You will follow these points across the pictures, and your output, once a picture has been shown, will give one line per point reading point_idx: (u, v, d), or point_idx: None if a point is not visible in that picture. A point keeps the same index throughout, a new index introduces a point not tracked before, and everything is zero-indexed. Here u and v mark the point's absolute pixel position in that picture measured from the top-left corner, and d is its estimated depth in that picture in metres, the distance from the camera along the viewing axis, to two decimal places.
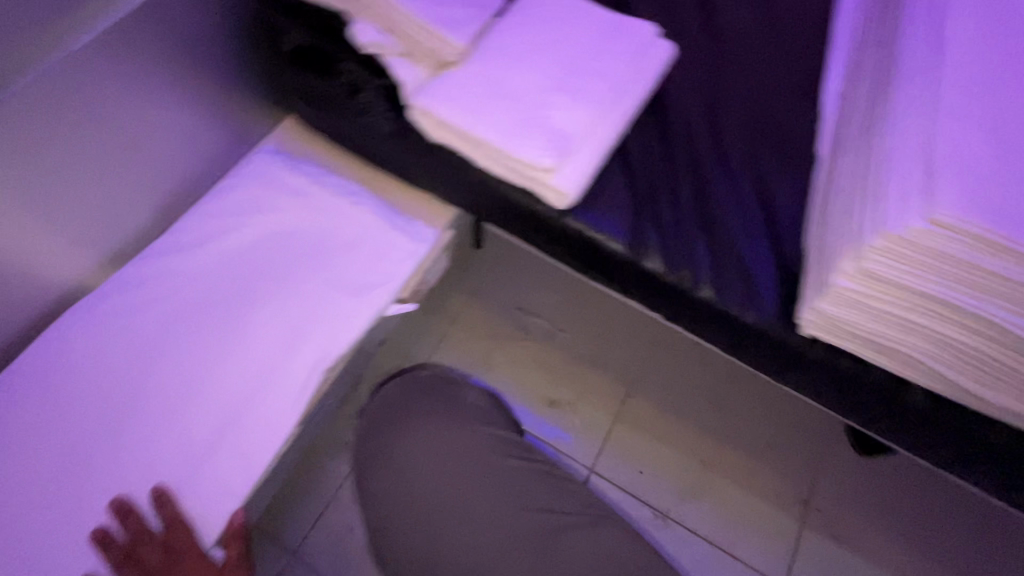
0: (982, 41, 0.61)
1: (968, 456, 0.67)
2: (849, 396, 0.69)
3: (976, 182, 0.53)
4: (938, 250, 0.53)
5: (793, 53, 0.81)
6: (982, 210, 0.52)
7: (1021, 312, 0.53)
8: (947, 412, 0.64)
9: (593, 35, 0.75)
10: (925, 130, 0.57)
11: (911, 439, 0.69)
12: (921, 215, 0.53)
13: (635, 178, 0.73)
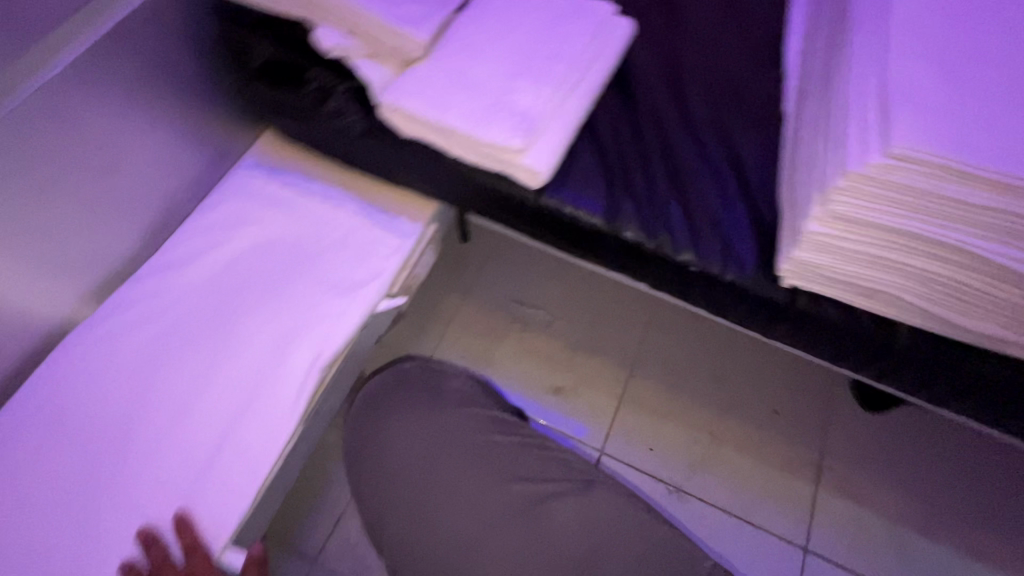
0: None
1: (973, 397, 0.65)
2: (840, 350, 0.68)
3: (932, 115, 0.54)
4: (901, 183, 0.54)
5: (753, 20, 0.83)
6: (939, 140, 0.52)
7: (990, 237, 0.53)
8: (942, 353, 0.62)
9: (549, 20, 0.77)
10: (879, 73, 0.58)
11: (911, 386, 0.67)
12: (878, 151, 0.53)
13: (605, 150, 0.74)
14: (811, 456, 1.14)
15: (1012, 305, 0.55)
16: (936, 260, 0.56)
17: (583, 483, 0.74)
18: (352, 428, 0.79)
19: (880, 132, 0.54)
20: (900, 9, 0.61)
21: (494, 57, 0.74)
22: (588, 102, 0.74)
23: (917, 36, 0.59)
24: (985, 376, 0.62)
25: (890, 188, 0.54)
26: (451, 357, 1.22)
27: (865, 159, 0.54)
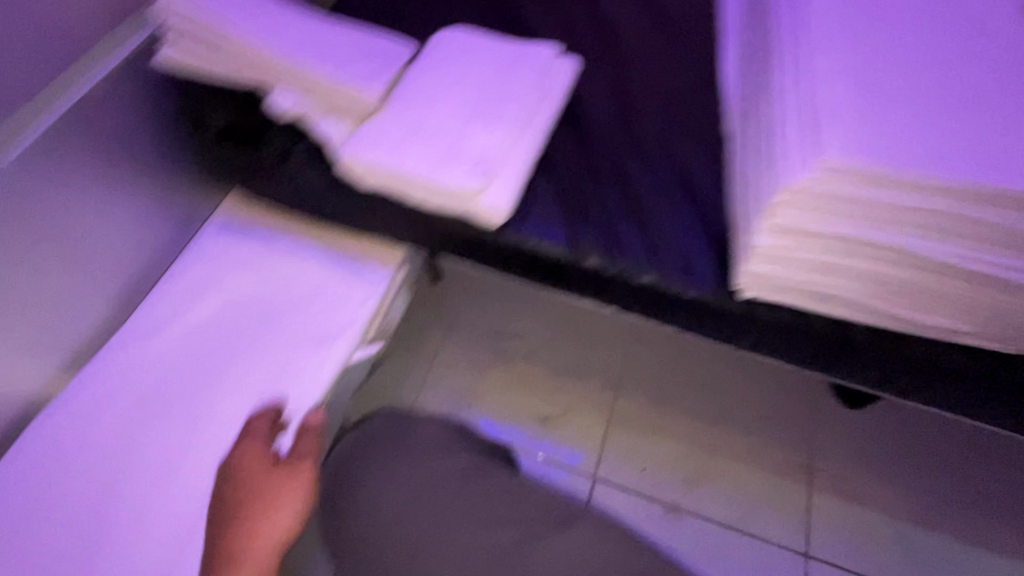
0: (841, 9, 0.68)
1: (932, 386, 0.67)
2: (803, 355, 0.70)
3: (854, 128, 0.58)
4: (834, 193, 0.57)
5: (689, 51, 0.89)
6: (863, 151, 0.56)
7: (916, 236, 0.57)
8: (897, 347, 0.65)
9: (496, 67, 0.81)
10: (804, 93, 0.62)
11: (875, 382, 0.69)
12: (811, 165, 0.57)
13: (562, 184, 0.76)
14: (801, 459, 1.16)
15: (950, 296, 0.59)
16: (880, 261, 0.59)
17: (560, 522, 0.74)
18: (325, 493, 0.79)
19: (811, 147, 0.58)
20: (817, 33, 0.66)
21: (448, 105, 0.77)
22: (541, 139, 0.77)
23: (838, 55, 0.63)
24: (943, 365, 0.64)
25: (825, 198, 0.58)
26: (438, 394, 1.22)
27: (800, 173, 0.57)
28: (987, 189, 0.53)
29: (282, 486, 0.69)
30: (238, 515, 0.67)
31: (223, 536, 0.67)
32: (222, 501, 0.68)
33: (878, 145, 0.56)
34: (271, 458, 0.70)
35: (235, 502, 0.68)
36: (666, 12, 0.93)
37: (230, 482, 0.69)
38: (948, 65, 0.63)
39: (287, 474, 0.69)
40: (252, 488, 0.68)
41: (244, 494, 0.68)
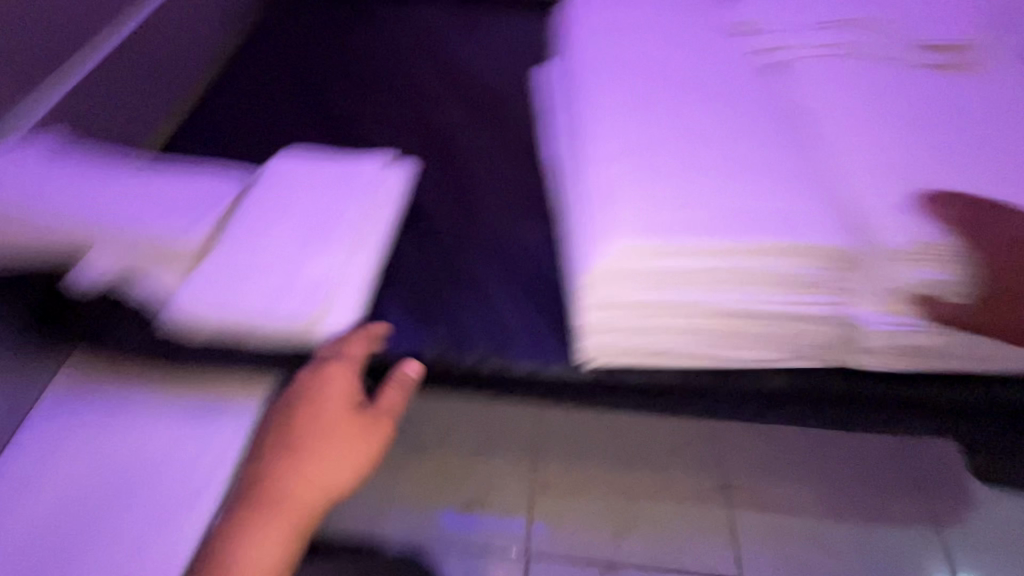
0: (621, 100, 0.78)
1: (780, 408, 0.72)
2: (663, 405, 0.73)
3: (642, 207, 0.66)
4: (638, 265, 0.64)
5: (516, 146, 0.99)
6: (652, 228, 0.64)
7: (719, 289, 0.64)
8: (735, 383, 0.69)
9: (328, 188, 0.84)
10: (599, 179, 0.70)
11: (734, 415, 0.74)
12: (612, 244, 0.64)
13: (410, 288, 0.78)
14: (717, 480, 1.21)
15: (762, 331, 0.65)
16: (695, 314, 0.65)
17: None
18: None
19: (611, 228, 0.65)
20: (604, 124, 0.76)
21: (283, 236, 0.78)
22: (382, 253, 0.78)
23: (621, 143, 0.73)
24: (779, 390, 0.70)
25: (633, 270, 0.64)
26: (354, 507, 1.16)
27: (605, 252, 0.64)
28: (751, 245, 0.63)
29: (377, 434, 0.64)
30: (330, 445, 0.62)
31: (321, 459, 0.61)
32: (325, 415, 0.63)
33: (662, 221, 0.65)
34: (357, 407, 0.65)
35: (317, 440, 0.62)
36: (491, 113, 1.04)
37: (326, 417, 0.63)
38: (711, 138, 0.73)
39: (374, 424, 0.65)
40: (343, 428, 0.63)
41: (315, 421, 0.63)
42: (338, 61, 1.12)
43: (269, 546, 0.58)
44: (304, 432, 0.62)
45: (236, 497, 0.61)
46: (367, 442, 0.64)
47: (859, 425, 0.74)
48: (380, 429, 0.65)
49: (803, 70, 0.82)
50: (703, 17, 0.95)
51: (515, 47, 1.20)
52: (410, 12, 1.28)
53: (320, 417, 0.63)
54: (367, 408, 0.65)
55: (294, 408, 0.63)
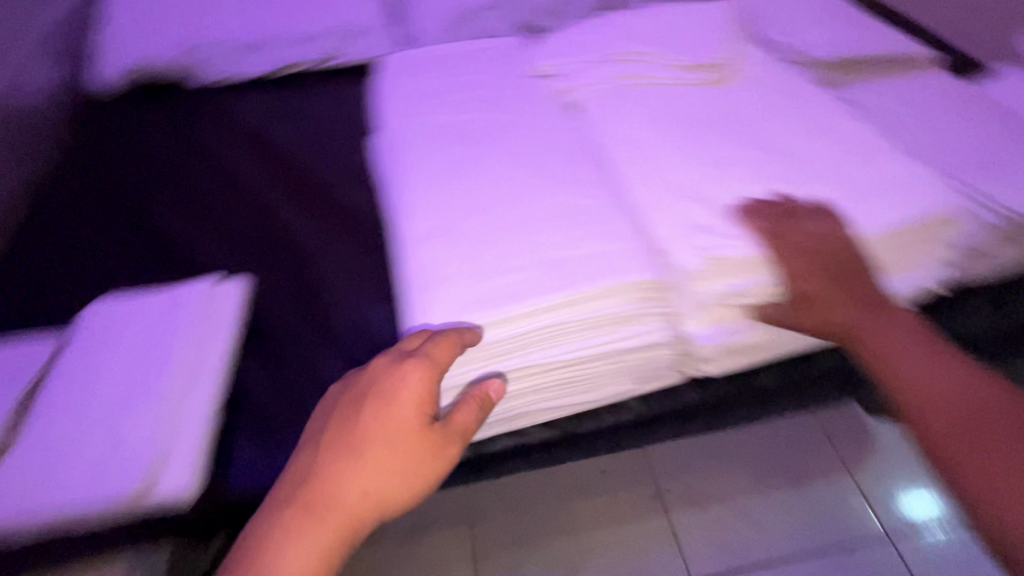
0: (427, 174, 0.79)
1: (645, 429, 0.77)
2: (537, 456, 0.76)
3: (451, 287, 0.66)
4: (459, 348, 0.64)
5: (356, 228, 0.98)
6: (461, 308, 0.64)
7: (542, 347, 0.66)
8: (594, 421, 0.74)
9: (148, 329, 0.77)
10: (412, 264, 0.71)
11: (607, 445, 0.78)
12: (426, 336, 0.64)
13: (258, 413, 0.75)
14: (650, 490, 1.24)
15: (600, 371, 0.68)
16: (528, 375, 0.67)
17: None
18: None
19: (425, 319, 0.65)
20: (411, 206, 0.76)
21: (100, 396, 0.70)
22: (218, 384, 0.73)
23: (430, 221, 0.73)
24: (636, 416, 0.74)
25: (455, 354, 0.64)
26: None
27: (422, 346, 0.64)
28: (562, 299, 0.64)
29: (422, 464, 0.57)
30: (376, 460, 0.55)
31: (367, 475, 0.55)
32: (389, 425, 0.57)
33: (473, 296, 0.65)
34: (428, 421, 0.58)
35: (383, 448, 0.56)
36: (326, 201, 1.03)
37: (404, 419, 0.57)
38: (515, 194, 0.74)
39: (427, 451, 0.57)
40: (399, 446, 0.56)
41: (402, 423, 0.57)
42: (163, 188, 1.09)
43: (305, 553, 0.53)
44: (365, 437, 0.56)
45: (335, 445, 0.57)
46: (431, 466, 0.57)
47: (736, 413, 0.80)
48: (444, 454, 0.58)
49: (596, 102, 0.85)
50: (501, 68, 0.99)
51: (347, 130, 1.21)
52: (235, 119, 1.27)
53: (376, 424, 0.57)
54: (440, 426, 0.58)
55: (381, 399, 0.58)
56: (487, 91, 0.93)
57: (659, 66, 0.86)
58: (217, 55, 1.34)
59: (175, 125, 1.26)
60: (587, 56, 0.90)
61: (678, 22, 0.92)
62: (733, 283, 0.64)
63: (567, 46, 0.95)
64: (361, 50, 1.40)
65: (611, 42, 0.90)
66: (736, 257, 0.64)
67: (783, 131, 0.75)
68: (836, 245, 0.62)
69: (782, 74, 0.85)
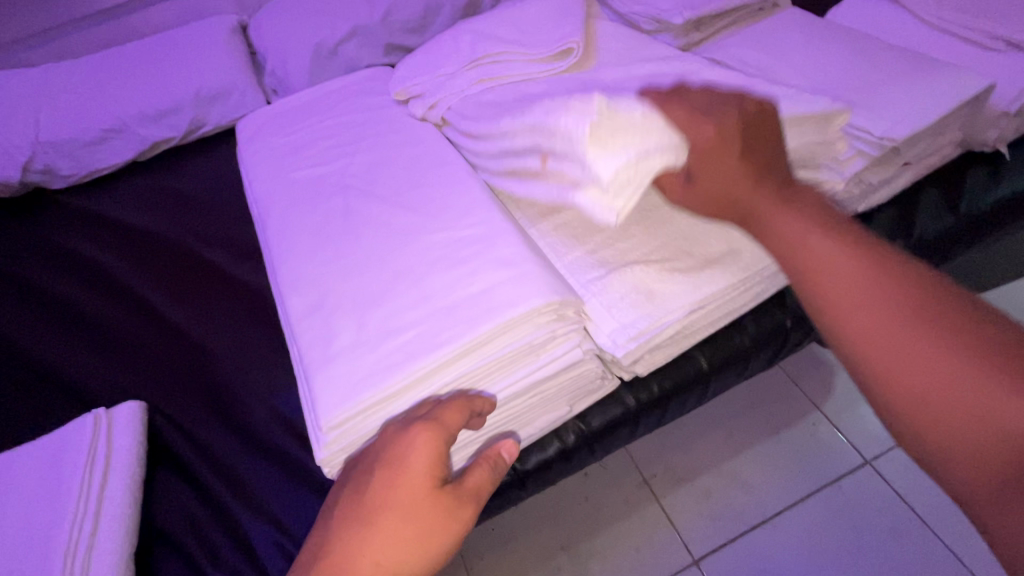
0: (303, 243, 0.73)
1: (592, 448, 0.73)
2: (490, 505, 0.71)
3: (339, 367, 0.59)
4: (363, 432, 0.57)
5: (254, 308, 0.91)
6: (353, 390, 0.57)
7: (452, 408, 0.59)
8: (536, 456, 0.70)
9: (34, 483, 0.69)
10: (299, 348, 0.64)
11: (559, 474, 0.74)
12: (320, 431, 0.56)
13: (182, 541, 0.69)
14: (636, 478, 1.21)
15: (528, 405, 0.63)
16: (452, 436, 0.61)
17: None
18: None
19: (317, 409, 0.58)
20: (290, 282, 0.70)
21: None
22: (125, 523, 0.66)
23: (312, 294, 0.67)
24: (577, 437, 0.71)
25: (360, 441, 0.57)
26: None
27: (320, 442, 0.57)
28: (466, 345, 0.58)
29: (443, 527, 0.50)
30: (387, 527, 0.50)
31: (380, 543, 0.49)
32: (398, 491, 0.50)
33: (373, 364, 0.59)
34: (440, 483, 0.52)
35: (396, 518, 0.50)
36: (216, 285, 0.96)
37: (415, 484, 0.51)
38: (399, 241, 0.70)
39: (446, 517, 0.51)
40: (414, 515, 0.50)
41: (411, 490, 0.50)
42: (35, 318, 0.99)
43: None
44: (376, 506, 0.50)
45: (349, 519, 0.51)
46: (453, 530, 0.51)
47: (689, 401, 0.76)
48: (463, 514, 0.52)
49: (466, 119, 0.80)
50: (365, 108, 0.94)
51: (227, 203, 1.12)
52: (103, 216, 1.17)
53: (384, 489, 0.51)
54: (455, 486, 0.53)
55: (385, 468, 0.52)
56: (354, 136, 0.88)
57: (518, 69, 0.83)
58: (61, 152, 1.21)
59: (35, 243, 1.14)
60: (446, 70, 0.86)
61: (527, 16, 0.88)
62: (636, 142, 0.55)
63: (424, 63, 0.89)
64: (224, 111, 1.30)
65: (466, 52, 0.85)
66: (638, 114, 0.56)
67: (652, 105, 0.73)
68: (750, 105, 0.55)
69: (641, 48, 0.84)
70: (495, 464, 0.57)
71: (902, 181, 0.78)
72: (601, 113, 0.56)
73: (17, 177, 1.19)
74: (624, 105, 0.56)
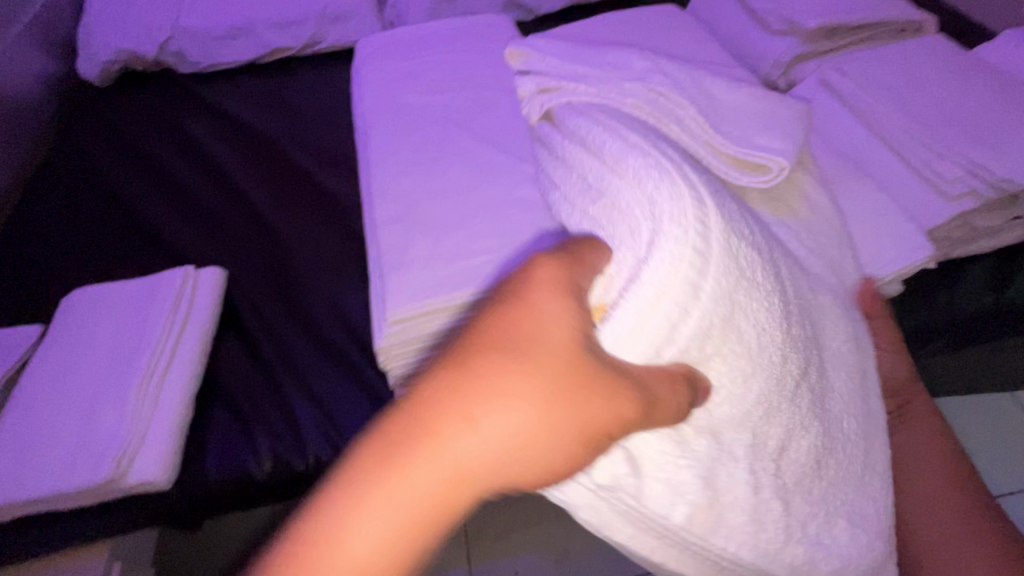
0: (400, 159, 0.78)
1: None
2: None
3: (410, 273, 0.63)
4: (420, 333, 0.61)
5: (335, 213, 0.97)
6: (420, 295, 0.61)
7: None
8: None
9: (124, 315, 0.78)
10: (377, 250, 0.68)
11: None
12: (383, 323, 0.61)
13: (235, 398, 0.77)
14: None
15: None
16: None
17: None
18: None
19: (384, 306, 0.62)
20: (381, 190, 0.74)
21: (75, 386, 0.70)
22: (192, 371, 0.74)
23: (401, 205, 0.72)
24: None
25: (413, 341, 0.61)
26: None
27: (380, 335, 0.61)
28: None
29: (581, 417, 0.32)
30: (522, 414, 0.31)
31: (513, 436, 0.31)
32: (532, 349, 0.32)
33: (440, 279, 0.62)
34: (581, 352, 0.34)
35: (516, 372, 0.31)
36: (308, 185, 1.03)
37: (546, 336, 0.33)
38: (485, 177, 0.73)
39: (588, 403, 0.33)
40: (537, 376, 0.32)
41: (535, 345, 0.33)
42: (143, 181, 1.09)
43: (391, 529, 0.30)
44: (476, 348, 0.32)
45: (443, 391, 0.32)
46: (591, 431, 0.33)
47: None
48: (615, 416, 0.33)
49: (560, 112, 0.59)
50: (481, 50, 0.97)
51: (328, 117, 1.19)
52: (217, 105, 1.26)
53: (511, 333, 0.33)
54: (603, 366, 0.34)
55: (497, 303, 0.35)
56: (464, 74, 0.91)
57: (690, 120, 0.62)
58: (194, 40, 1.31)
59: (156, 116, 1.25)
60: (597, 73, 0.66)
61: (662, 26, 1.00)
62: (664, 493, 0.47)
63: (573, 52, 0.70)
64: (343, 34, 1.36)
65: (632, 72, 0.66)
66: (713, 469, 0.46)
67: (834, 327, 0.57)
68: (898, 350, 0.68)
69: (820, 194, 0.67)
70: (672, 383, 0.38)
71: (1011, 236, 0.75)
72: (642, 513, 0.41)
73: (153, 54, 1.30)
74: (669, 515, 0.41)
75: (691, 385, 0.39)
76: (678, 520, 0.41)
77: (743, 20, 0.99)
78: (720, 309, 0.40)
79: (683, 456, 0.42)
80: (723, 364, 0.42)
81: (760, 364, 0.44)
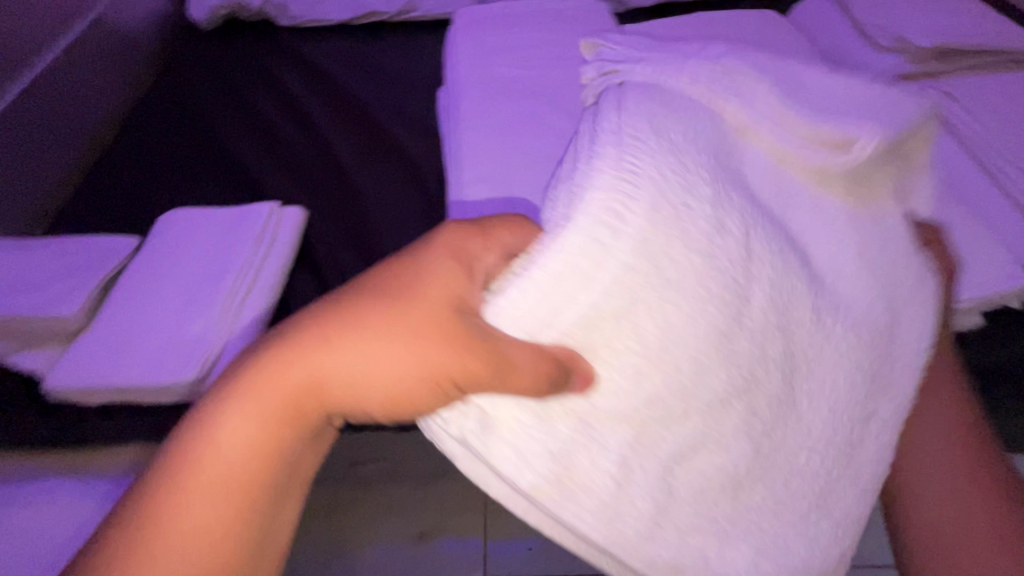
0: (488, 127, 0.80)
1: None
2: None
3: None
4: None
5: (411, 172, 1.01)
6: None
7: None
8: None
9: (213, 239, 0.84)
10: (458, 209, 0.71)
11: None
12: None
13: None
14: None
15: None
16: None
17: None
18: None
19: None
20: (468, 154, 0.77)
21: (166, 296, 0.76)
22: (268, 301, 0.78)
23: (485, 168, 0.74)
24: None
25: None
26: (304, 556, 1.11)
27: None
28: None
29: (429, 362, 0.38)
30: (375, 349, 0.38)
31: (362, 367, 0.38)
32: (399, 300, 0.39)
33: None
34: (448, 309, 0.39)
35: (379, 315, 0.39)
36: (388, 142, 1.07)
37: (421, 292, 0.40)
38: None
39: (439, 351, 0.38)
40: (398, 322, 0.39)
41: (404, 297, 0.40)
42: (236, 120, 1.15)
43: (252, 432, 0.38)
44: (358, 295, 0.40)
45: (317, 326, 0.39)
46: (436, 376, 0.39)
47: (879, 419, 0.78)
48: (462, 370, 0.38)
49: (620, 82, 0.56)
50: (575, 32, 0.98)
51: (413, 81, 1.23)
52: (310, 58, 1.32)
53: (389, 287, 0.40)
54: (471, 323, 0.39)
55: (393, 262, 0.42)
56: (556, 53, 0.93)
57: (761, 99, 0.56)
58: None
59: (253, 63, 1.31)
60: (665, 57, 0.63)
61: (762, 31, 0.99)
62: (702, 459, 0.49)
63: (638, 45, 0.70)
64: (436, 6, 1.40)
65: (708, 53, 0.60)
66: None
67: (908, 343, 0.57)
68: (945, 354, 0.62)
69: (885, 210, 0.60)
70: (544, 360, 0.39)
71: None
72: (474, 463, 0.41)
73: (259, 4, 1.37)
74: (511, 474, 0.40)
75: (567, 370, 0.40)
76: (633, 503, 0.44)
77: (847, 33, 0.96)
78: (612, 300, 0.41)
79: (539, 429, 0.41)
80: (611, 352, 0.42)
81: (663, 365, 0.43)
